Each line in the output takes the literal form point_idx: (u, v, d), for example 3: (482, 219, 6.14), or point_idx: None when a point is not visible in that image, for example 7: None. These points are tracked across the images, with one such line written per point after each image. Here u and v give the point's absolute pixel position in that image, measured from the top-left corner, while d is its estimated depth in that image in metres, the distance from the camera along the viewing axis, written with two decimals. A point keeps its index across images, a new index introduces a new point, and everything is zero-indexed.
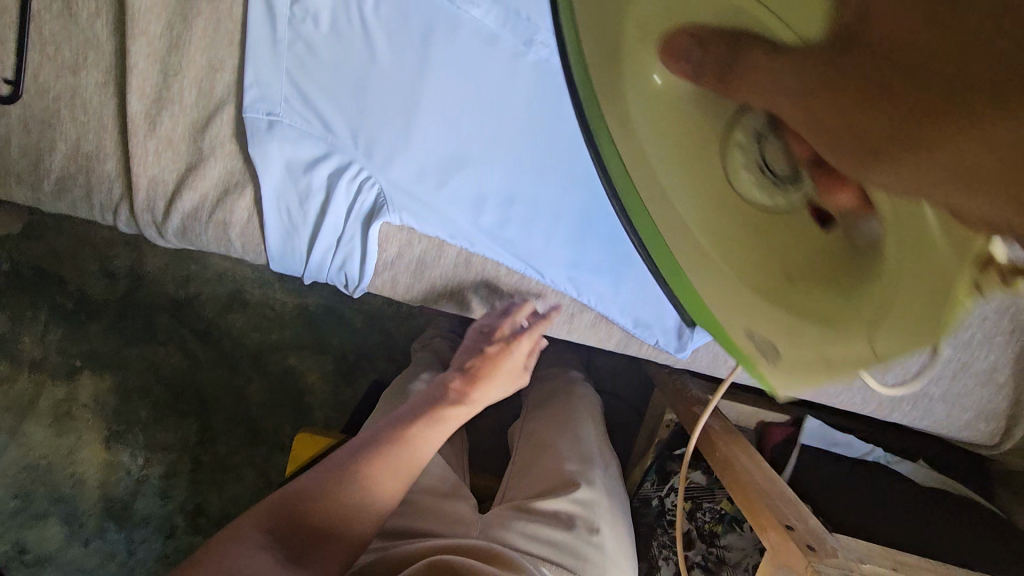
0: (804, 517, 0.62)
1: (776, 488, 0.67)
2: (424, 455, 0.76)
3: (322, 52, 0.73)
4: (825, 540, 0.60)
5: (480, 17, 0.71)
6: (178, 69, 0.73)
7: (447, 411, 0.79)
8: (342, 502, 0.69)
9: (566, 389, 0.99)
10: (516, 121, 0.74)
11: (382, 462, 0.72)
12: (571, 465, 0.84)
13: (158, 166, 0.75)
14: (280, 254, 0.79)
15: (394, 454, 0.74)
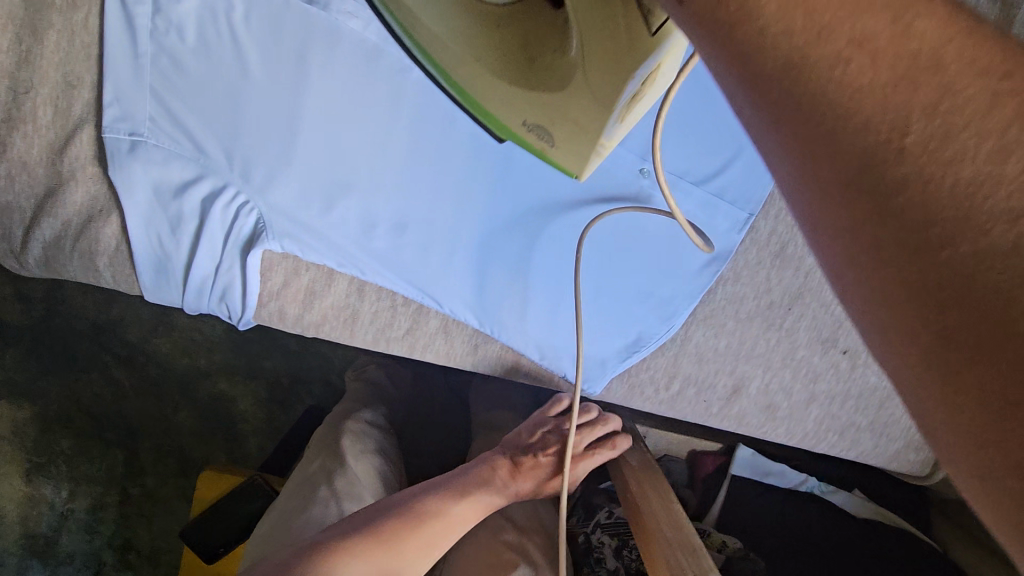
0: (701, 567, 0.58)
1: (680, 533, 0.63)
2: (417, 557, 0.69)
3: (189, 66, 0.67)
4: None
5: (359, 29, 0.66)
6: (30, 86, 0.66)
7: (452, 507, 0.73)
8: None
9: None
10: (404, 140, 0.69)
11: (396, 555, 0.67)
12: (509, 536, 0.82)
13: (13, 191, 0.69)
14: (155, 285, 0.72)
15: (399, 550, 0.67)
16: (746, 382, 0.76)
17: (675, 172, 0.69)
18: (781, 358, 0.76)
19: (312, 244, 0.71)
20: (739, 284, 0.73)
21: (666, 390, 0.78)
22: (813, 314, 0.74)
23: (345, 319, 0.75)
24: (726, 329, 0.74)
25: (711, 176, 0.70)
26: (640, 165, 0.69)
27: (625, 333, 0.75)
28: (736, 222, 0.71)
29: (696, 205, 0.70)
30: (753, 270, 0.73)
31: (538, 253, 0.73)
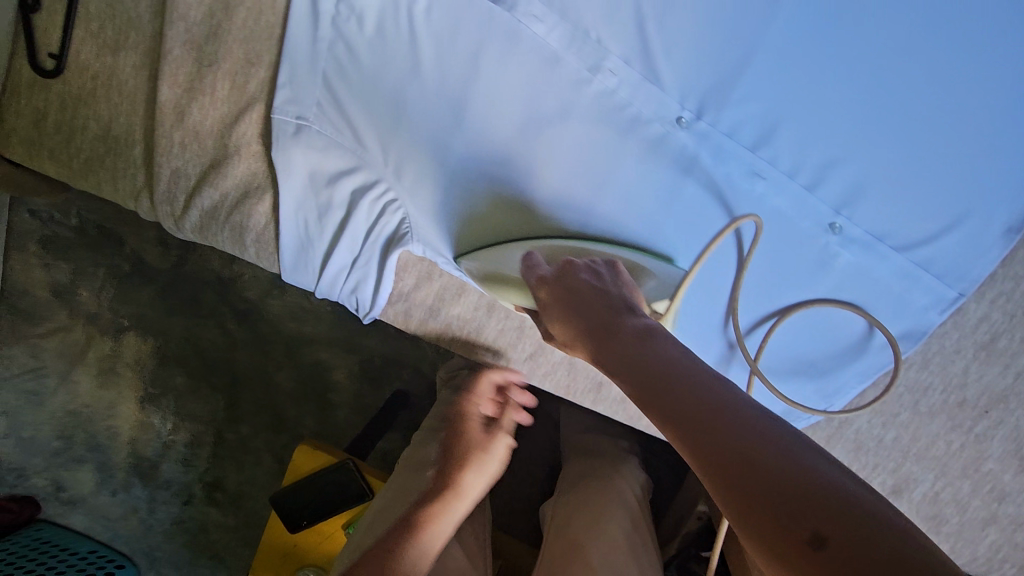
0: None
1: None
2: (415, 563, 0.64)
3: (363, 56, 0.65)
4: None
5: (542, 35, 0.62)
6: (214, 59, 0.68)
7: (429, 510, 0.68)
8: None
9: (608, 468, 0.94)
10: (567, 158, 0.65)
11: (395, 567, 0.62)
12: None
13: (182, 158, 0.71)
14: (291, 267, 0.72)
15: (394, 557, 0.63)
16: (910, 483, 0.66)
17: (873, 234, 0.60)
18: (961, 466, 0.64)
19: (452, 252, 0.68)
20: (926, 371, 0.62)
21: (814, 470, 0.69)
22: (1015, 423, 0.62)
23: (468, 331, 0.72)
24: (897, 420, 0.64)
25: (916, 245, 0.60)
26: (832, 219, 0.60)
27: (779, 400, 0.66)
28: (939, 299, 0.60)
29: (890, 274, 0.61)
30: (947, 358, 0.62)
31: (692, 298, 0.66)
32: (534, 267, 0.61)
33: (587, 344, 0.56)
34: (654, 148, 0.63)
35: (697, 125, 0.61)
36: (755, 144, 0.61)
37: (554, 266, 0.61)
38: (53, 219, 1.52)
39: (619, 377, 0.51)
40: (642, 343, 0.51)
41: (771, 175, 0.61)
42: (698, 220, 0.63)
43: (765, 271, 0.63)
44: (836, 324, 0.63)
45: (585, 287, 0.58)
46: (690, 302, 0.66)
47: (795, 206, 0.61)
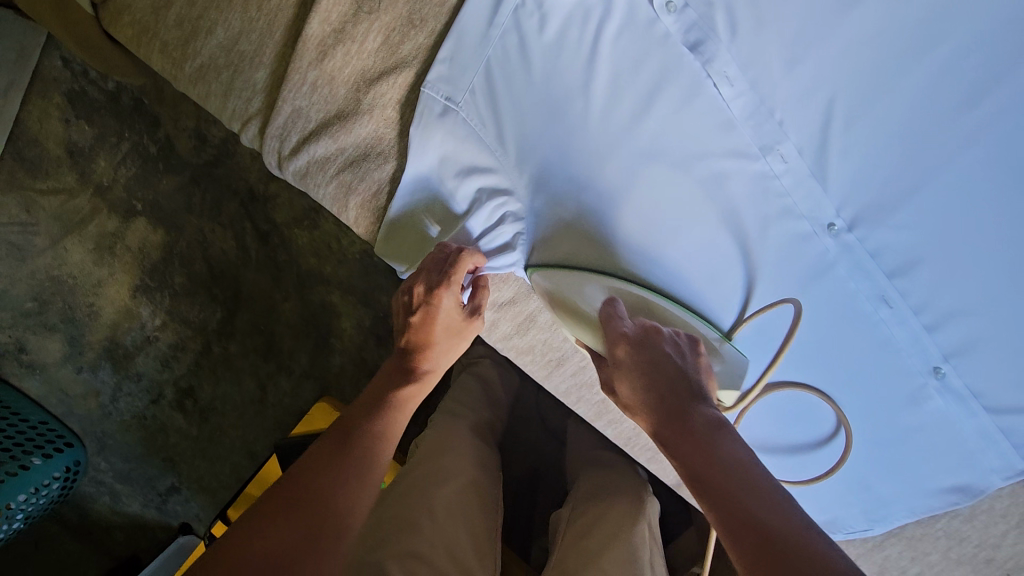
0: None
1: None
2: (366, 445, 0.61)
3: (533, 58, 0.61)
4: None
5: (724, 97, 0.59)
6: (374, 8, 0.63)
7: (402, 393, 0.67)
8: (317, 487, 0.55)
9: (627, 490, 0.97)
10: (705, 225, 0.63)
11: (356, 450, 0.60)
12: None
13: (308, 99, 0.66)
14: (387, 244, 0.69)
15: (359, 449, 0.60)
16: None
17: (970, 389, 0.61)
18: None
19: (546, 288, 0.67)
20: (969, 525, 0.65)
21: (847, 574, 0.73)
22: None
23: (549, 358, 0.72)
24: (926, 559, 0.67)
25: (1010, 412, 0.61)
26: (937, 364, 0.62)
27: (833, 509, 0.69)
28: (1008, 467, 0.62)
29: (971, 429, 0.62)
30: (992, 520, 0.64)
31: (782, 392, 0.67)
32: (616, 317, 0.60)
33: (650, 414, 0.53)
34: (794, 245, 0.62)
35: (845, 236, 0.60)
36: (893, 271, 0.61)
37: (635, 325, 0.59)
38: (89, 76, 1.41)
39: (671, 455, 0.50)
40: (713, 440, 0.48)
41: (897, 305, 0.61)
42: (812, 325, 0.64)
43: (854, 390, 0.64)
44: (903, 458, 0.65)
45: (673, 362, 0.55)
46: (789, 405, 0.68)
47: (908, 341, 0.62)
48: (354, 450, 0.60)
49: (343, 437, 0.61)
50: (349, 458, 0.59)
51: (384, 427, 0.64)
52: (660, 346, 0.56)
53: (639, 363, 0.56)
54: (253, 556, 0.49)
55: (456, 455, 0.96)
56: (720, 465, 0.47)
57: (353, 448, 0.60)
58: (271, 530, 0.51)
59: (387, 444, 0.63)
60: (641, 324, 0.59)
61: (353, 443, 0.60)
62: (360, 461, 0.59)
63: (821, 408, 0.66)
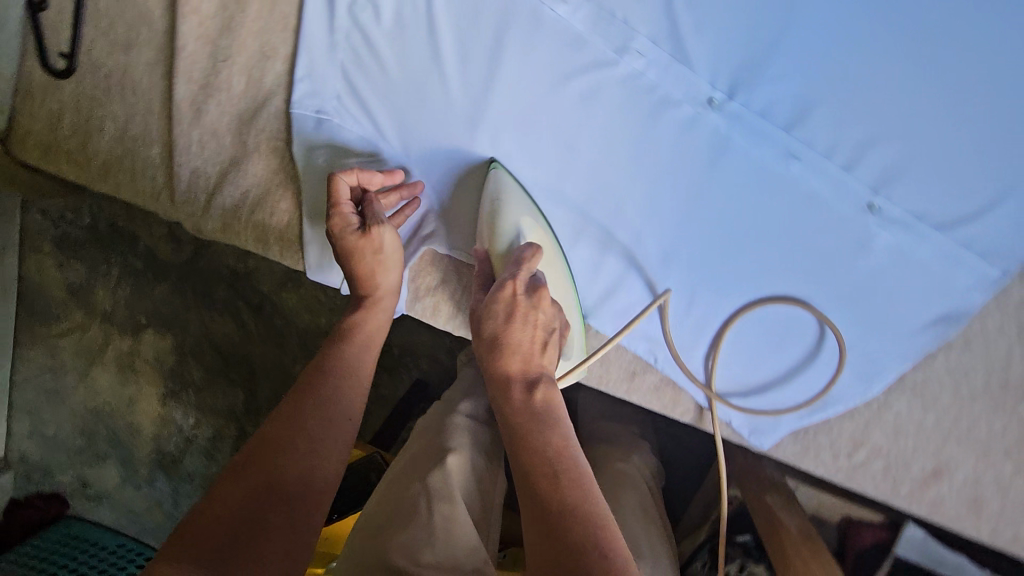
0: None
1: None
2: (315, 389, 0.59)
3: (379, 47, 0.64)
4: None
5: (564, 17, 0.59)
6: (228, 54, 0.66)
7: (350, 322, 0.65)
8: (262, 483, 0.52)
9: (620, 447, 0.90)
10: (592, 144, 0.63)
11: (310, 408, 0.57)
12: None
13: (200, 157, 0.70)
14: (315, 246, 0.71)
15: (317, 390, 0.59)
16: (952, 466, 0.63)
17: (911, 214, 0.58)
18: (1004, 449, 0.62)
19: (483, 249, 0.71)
20: (966, 354, 0.61)
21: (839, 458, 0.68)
22: None
23: None
24: (937, 403, 0.63)
25: (958, 223, 0.58)
26: (869, 200, 0.59)
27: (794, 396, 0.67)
28: (981, 279, 0.59)
29: (929, 254, 0.59)
30: (987, 341, 0.60)
31: (724, 270, 0.65)
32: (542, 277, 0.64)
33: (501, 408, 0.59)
34: (684, 132, 0.61)
35: (727, 106, 0.59)
36: (789, 124, 0.59)
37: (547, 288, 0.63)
38: (67, 218, 1.53)
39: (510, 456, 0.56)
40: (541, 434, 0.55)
41: (806, 156, 0.59)
42: (730, 203, 0.62)
43: (798, 255, 0.62)
44: (872, 307, 0.62)
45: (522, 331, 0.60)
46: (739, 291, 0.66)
47: (831, 188, 0.59)
48: (318, 391, 0.58)
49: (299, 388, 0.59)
50: (291, 432, 0.55)
51: (343, 366, 0.61)
52: (536, 318, 0.60)
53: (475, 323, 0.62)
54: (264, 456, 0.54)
55: (460, 431, 0.84)
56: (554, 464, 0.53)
57: (312, 391, 0.58)
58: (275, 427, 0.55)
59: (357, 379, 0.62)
60: (498, 282, 0.61)
61: (305, 384, 0.59)
62: (299, 431, 0.55)
63: (772, 277, 0.64)
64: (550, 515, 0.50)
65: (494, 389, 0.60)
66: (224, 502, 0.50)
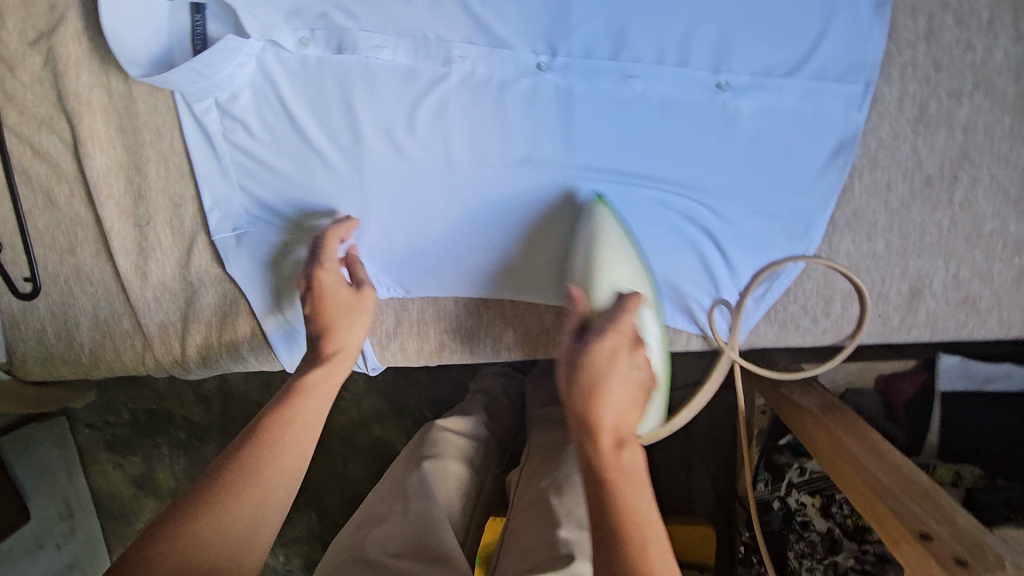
0: (960, 536, 0.42)
1: (898, 483, 0.49)
2: (263, 443, 0.60)
3: (261, 153, 0.72)
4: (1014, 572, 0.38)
5: (390, 58, 0.67)
6: (148, 217, 0.75)
7: (306, 377, 0.65)
8: (204, 534, 0.54)
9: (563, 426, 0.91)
10: (463, 147, 0.69)
11: (259, 462, 0.59)
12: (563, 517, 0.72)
13: (161, 311, 0.78)
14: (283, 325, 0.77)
15: (264, 444, 0.60)
16: (926, 278, 0.62)
17: (757, 73, 0.61)
18: (964, 239, 0.61)
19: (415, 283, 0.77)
20: (879, 170, 0.61)
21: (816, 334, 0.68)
22: (991, 174, 0.59)
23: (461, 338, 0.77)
24: (879, 227, 0.62)
25: (804, 60, 0.60)
26: (716, 79, 0.62)
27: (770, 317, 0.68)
28: (852, 99, 0.60)
29: (794, 99, 0.61)
30: (890, 150, 0.61)
31: (628, 198, 0.67)
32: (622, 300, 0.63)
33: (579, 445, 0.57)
34: (532, 101, 0.66)
35: (556, 63, 0.64)
36: (615, 52, 0.63)
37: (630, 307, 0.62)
38: None
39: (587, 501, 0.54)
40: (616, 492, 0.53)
41: (642, 70, 0.63)
42: (601, 140, 0.66)
43: (682, 155, 0.64)
44: (772, 169, 0.63)
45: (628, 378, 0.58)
46: (649, 212, 0.67)
47: (678, 86, 0.63)
48: (267, 444, 0.60)
49: (244, 439, 0.60)
50: (233, 488, 0.57)
51: (296, 420, 0.62)
52: (633, 370, 0.58)
53: (562, 359, 0.60)
54: (209, 539, 0.54)
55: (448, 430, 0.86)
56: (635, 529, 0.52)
57: (259, 445, 0.60)
58: (219, 508, 0.56)
59: (303, 446, 0.62)
60: (598, 329, 0.60)
61: (253, 437, 0.60)
62: (242, 485, 0.57)
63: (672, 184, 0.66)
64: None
65: (578, 438, 0.57)
66: (162, 553, 0.52)
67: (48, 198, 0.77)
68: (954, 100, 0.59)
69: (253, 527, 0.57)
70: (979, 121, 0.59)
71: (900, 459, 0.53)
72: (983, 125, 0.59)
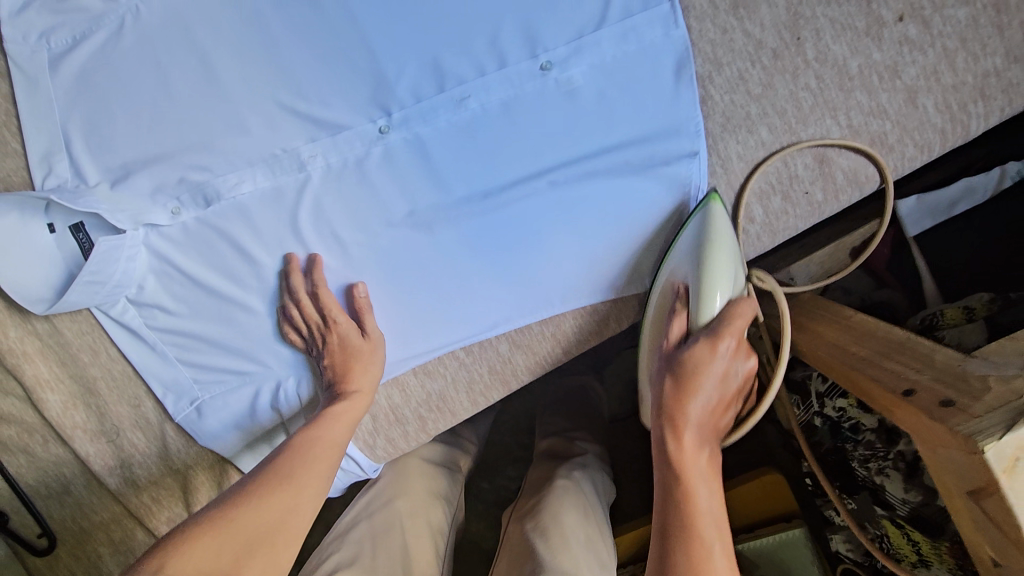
0: (949, 380, 0.46)
1: (875, 349, 0.54)
2: (297, 455, 0.63)
3: (186, 324, 0.74)
4: (997, 393, 0.42)
5: (252, 188, 0.69)
6: (116, 429, 0.77)
7: (331, 404, 0.68)
8: (243, 536, 0.55)
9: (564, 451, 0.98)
10: (352, 231, 0.70)
11: (293, 471, 0.61)
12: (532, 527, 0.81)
13: (164, 507, 0.79)
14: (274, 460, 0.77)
15: (299, 458, 0.63)
16: (823, 141, 0.60)
17: (571, 40, 0.62)
18: (839, 88, 0.59)
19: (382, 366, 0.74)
20: (726, 67, 0.60)
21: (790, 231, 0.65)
22: (828, 19, 0.58)
23: (436, 404, 0.76)
24: (755, 117, 0.61)
25: (607, 7, 0.60)
26: (538, 64, 0.62)
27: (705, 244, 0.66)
28: (665, 19, 0.60)
29: (615, 45, 0.61)
30: (726, 45, 0.60)
31: (516, 204, 0.67)
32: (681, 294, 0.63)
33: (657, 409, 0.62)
34: (391, 163, 0.67)
35: (395, 121, 0.66)
36: (439, 85, 0.65)
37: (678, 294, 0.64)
38: None
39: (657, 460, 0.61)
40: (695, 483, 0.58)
41: (471, 89, 0.64)
42: (468, 165, 0.66)
43: (545, 142, 0.64)
44: (629, 114, 0.62)
45: (716, 396, 0.60)
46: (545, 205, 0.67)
47: (508, 86, 0.64)
48: (302, 456, 0.63)
49: (282, 457, 0.62)
50: (268, 496, 0.58)
51: (327, 438, 0.65)
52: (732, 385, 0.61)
53: (664, 365, 0.62)
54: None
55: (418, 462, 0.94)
56: (694, 514, 0.57)
57: (294, 457, 0.62)
58: (201, 548, 0.52)
59: (301, 504, 0.60)
60: (709, 331, 0.60)
61: (288, 452, 0.63)
62: (278, 492, 0.59)
63: (547, 172, 0.65)
64: (664, 533, 0.57)
65: (658, 418, 0.62)
66: (202, 554, 0.52)
67: (27, 454, 0.78)
68: None
69: (236, 568, 0.53)
70: None
71: (871, 325, 0.57)
72: None
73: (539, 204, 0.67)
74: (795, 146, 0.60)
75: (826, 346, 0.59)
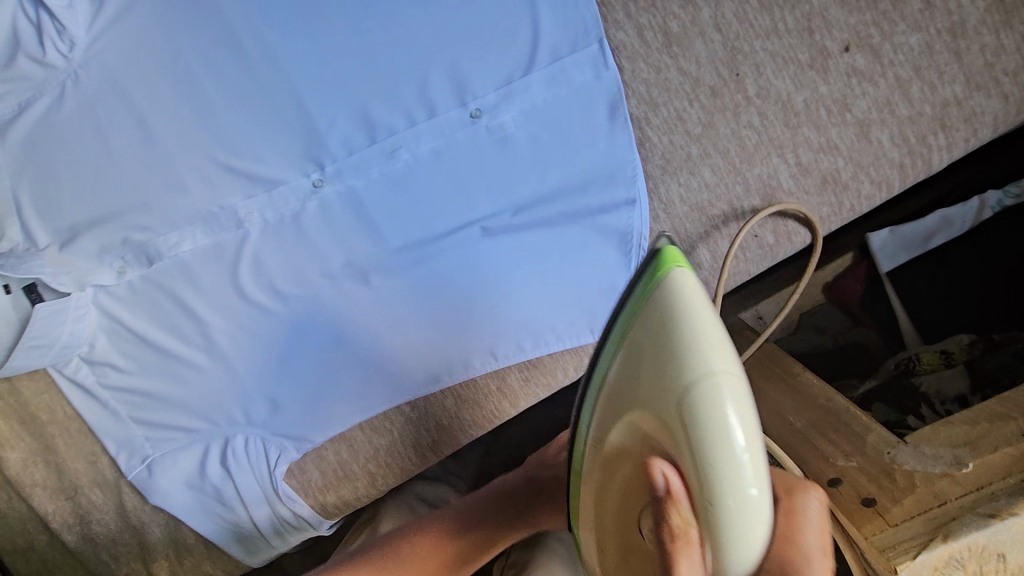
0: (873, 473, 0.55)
1: (811, 422, 0.61)
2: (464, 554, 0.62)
3: (136, 382, 0.73)
4: (920, 494, 0.51)
5: (193, 245, 0.68)
6: (74, 486, 0.77)
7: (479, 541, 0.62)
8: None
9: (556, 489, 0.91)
10: (293, 286, 0.68)
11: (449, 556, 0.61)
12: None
13: (123, 565, 0.78)
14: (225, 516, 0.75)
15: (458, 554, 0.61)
16: (771, 181, 0.56)
17: (500, 86, 0.59)
18: (784, 124, 0.55)
19: (329, 423, 0.71)
20: (662, 107, 0.57)
21: (742, 276, 0.60)
22: (768, 53, 0.54)
23: (388, 460, 0.73)
24: (697, 158, 0.57)
25: (535, 51, 0.58)
26: (468, 112, 0.60)
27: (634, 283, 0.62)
28: (595, 61, 0.57)
29: (545, 90, 0.58)
30: (661, 84, 0.57)
31: (455, 255, 0.64)
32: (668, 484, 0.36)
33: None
34: (327, 216, 0.66)
35: (328, 173, 0.64)
36: (371, 136, 0.63)
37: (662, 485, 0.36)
38: None
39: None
40: None
41: (402, 139, 0.62)
42: (403, 215, 0.64)
43: (479, 189, 0.62)
44: (564, 159, 0.59)
45: None
46: (485, 255, 0.64)
47: (439, 134, 0.62)
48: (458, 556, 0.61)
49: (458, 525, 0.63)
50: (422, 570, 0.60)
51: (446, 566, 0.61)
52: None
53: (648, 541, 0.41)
54: None
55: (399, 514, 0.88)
56: None
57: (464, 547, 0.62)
58: None
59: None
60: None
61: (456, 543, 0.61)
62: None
63: (483, 221, 0.63)
64: None
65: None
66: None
67: None
68: (691, 7, 0.55)
69: None
70: (726, 12, 0.54)
71: (815, 390, 0.64)
72: (732, 12, 0.55)
73: (479, 253, 0.64)
74: (756, 217, 0.56)
75: (783, 416, 0.64)
